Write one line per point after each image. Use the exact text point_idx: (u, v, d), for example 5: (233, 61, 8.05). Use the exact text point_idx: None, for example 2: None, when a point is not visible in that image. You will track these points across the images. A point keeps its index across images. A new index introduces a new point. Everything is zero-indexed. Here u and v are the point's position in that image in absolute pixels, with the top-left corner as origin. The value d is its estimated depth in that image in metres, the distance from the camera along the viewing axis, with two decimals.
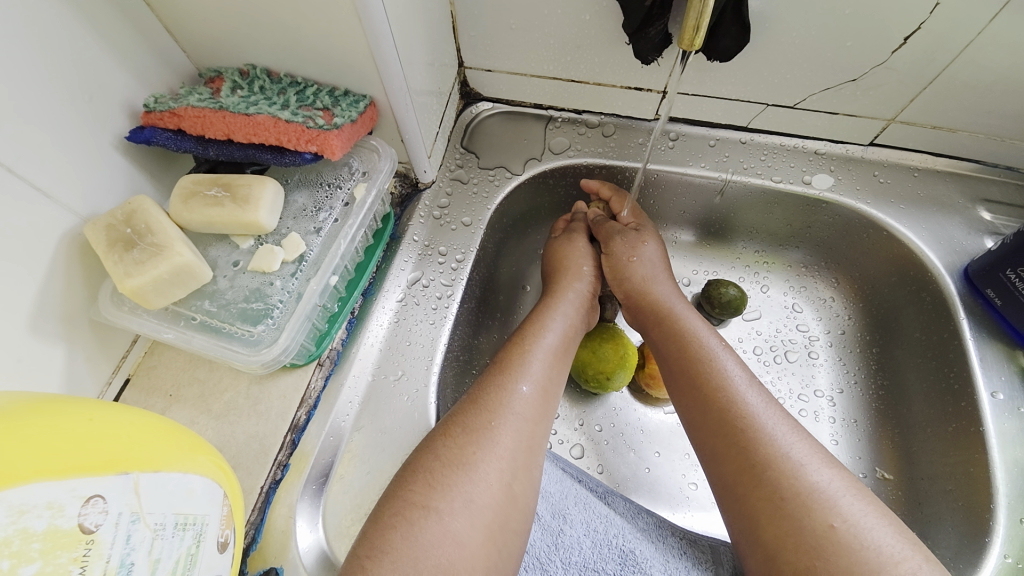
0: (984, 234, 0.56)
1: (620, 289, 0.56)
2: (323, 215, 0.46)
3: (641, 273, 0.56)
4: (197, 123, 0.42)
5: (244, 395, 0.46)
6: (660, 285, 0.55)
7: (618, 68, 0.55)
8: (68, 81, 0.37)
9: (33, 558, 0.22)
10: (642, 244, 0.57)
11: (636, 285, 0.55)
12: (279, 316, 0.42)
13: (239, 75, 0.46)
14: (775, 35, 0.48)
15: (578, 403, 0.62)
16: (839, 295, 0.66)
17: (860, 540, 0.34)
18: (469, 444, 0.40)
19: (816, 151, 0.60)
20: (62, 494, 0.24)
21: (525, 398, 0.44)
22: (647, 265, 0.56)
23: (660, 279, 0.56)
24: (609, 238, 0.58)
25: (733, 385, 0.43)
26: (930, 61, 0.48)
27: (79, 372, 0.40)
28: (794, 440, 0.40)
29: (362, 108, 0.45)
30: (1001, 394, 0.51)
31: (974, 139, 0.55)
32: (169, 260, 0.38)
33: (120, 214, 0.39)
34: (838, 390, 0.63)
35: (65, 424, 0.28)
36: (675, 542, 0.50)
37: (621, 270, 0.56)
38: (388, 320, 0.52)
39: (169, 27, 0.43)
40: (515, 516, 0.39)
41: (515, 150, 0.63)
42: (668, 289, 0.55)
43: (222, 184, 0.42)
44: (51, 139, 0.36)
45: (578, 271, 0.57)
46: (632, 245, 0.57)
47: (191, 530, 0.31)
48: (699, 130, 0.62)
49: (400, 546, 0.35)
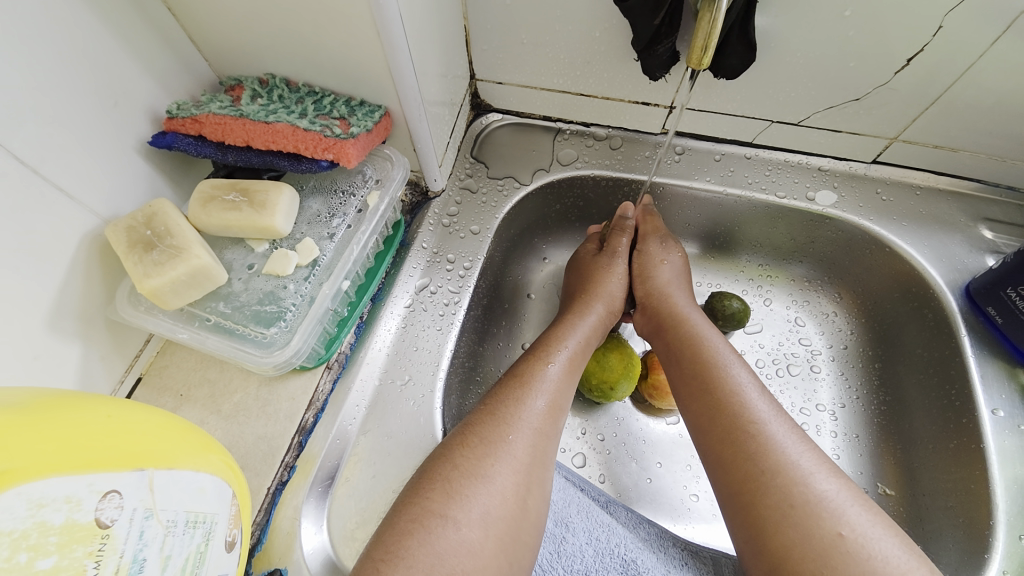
0: (985, 252, 0.57)
1: (643, 285, 0.58)
2: (337, 221, 0.47)
3: (666, 276, 0.58)
4: (218, 130, 0.43)
5: (254, 396, 0.46)
6: (676, 292, 0.56)
7: (627, 83, 0.56)
8: (95, 87, 0.38)
9: (50, 550, 0.23)
10: (674, 252, 0.60)
11: (658, 286, 0.57)
12: (292, 319, 0.43)
13: (258, 84, 0.47)
14: (781, 53, 0.49)
15: (582, 412, 0.62)
16: (842, 309, 0.67)
17: (868, 549, 0.35)
18: (486, 456, 0.40)
19: (820, 168, 0.61)
20: (80, 488, 0.25)
21: (539, 412, 0.44)
22: (672, 271, 0.58)
23: (679, 286, 0.57)
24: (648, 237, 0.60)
25: (744, 392, 0.44)
26: (932, 82, 0.49)
27: (94, 369, 0.41)
28: (803, 449, 0.40)
29: (378, 117, 0.46)
30: (1001, 411, 0.51)
31: (976, 158, 0.56)
32: (187, 262, 0.39)
33: (141, 217, 0.40)
34: (841, 404, 0.64)
35: (83, 420, 0.29)
36: (677, 552, 0.51)
37: (648, 269, 0.59)
38: (396, 326, 0.53)
39: (193, 37, 0.44)
40: (527, 528, 0.40)
41: (524, 161, 0.64)
42: (684, 297, 0.56)
43: (239, 190, 0.43)
44: (77, 142, 0.38)
45: (598, 276, 0.58)
46: (666, 250, 0.59)
47: (201, 528, 0.31)
48: (705, 145, 0.63)
49: (416, 553, 0.35)
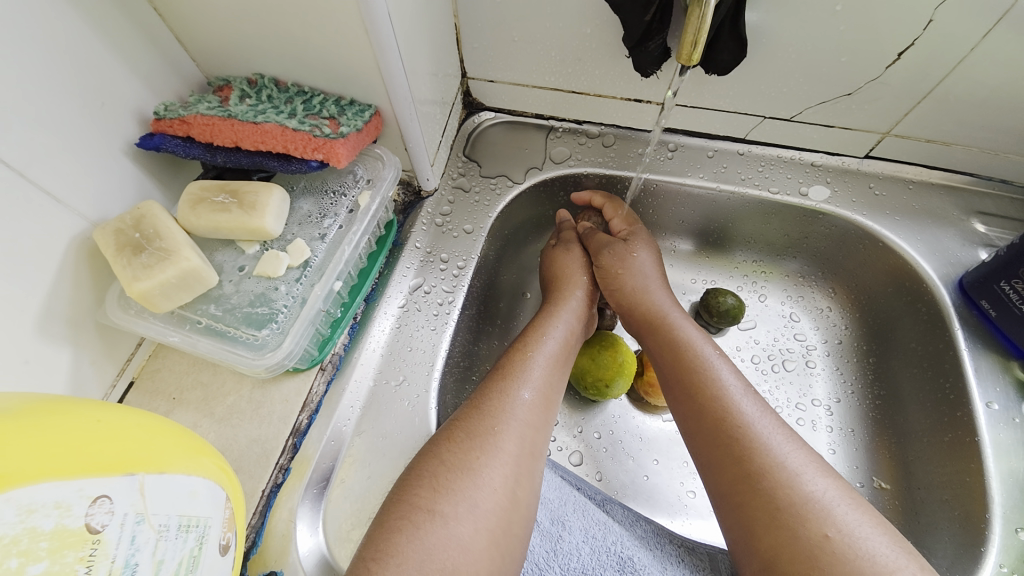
0: (978, 245, 0.57)
1: (614, 298, 0.57)
2: (328, 222, 0.47)
3: (633, 283, 0.56)
4: (206, 131, 0.43)
5: (247, 398, 0.46)
6: (653, 295, 0.55)
7: (618, 80, 0.56)
8: (81, 89, 0.38)
9: (41, 556, 0.22)
10: (631, 256, 0.58)
11: (627, 294, 0.56)
12: (283, 321, 0.42)
13: (247, 84, 0.47)
14: (772, 49, 0.49)
15: (578, 410, 0.62)
16: (836, 305, 0.67)
17: (854, 549, 0.35)
18: (472, 450, 0.40)
19: (813, 163, 0.61)
20: (70, 493, 0.25)
21: (525, 404, 0.44)
22: (638, 276, 0.56)
23: (653, 288, 0.56)
24: (599, 250, 0.58)
25: (729, 394, 0.44)
26: (924, 76, 0.49)
27: (84, 374, 0.41)
28: (790, 449, 0.40)
29: (368, 117, 0.46)
30: (995, 404, 0.51)
31: (968, 152, 0.56)
32: (177, 265, 0.39)
33: (129, 219, 0.40)
34: (835, 399, 0.64)
35: (72, 425, 0.29)
36: (674, 549, 0.51)
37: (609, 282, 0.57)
38: (390, 326, 0.53)
39: (180, 37, 0.44)
40: (518, 521, 0.40)
41: (517, 159, 0.63)
42: (666, 298, 0.55)
43: (229, 191, 0.43)
44: (64, 145, 0.37)
45: (576, 284, 0.57)
46: (622, 257, 0.57)
47: (194, 532, 0.31)
48: (698, 142, 0.63)
49: (406, 550, 0.35)
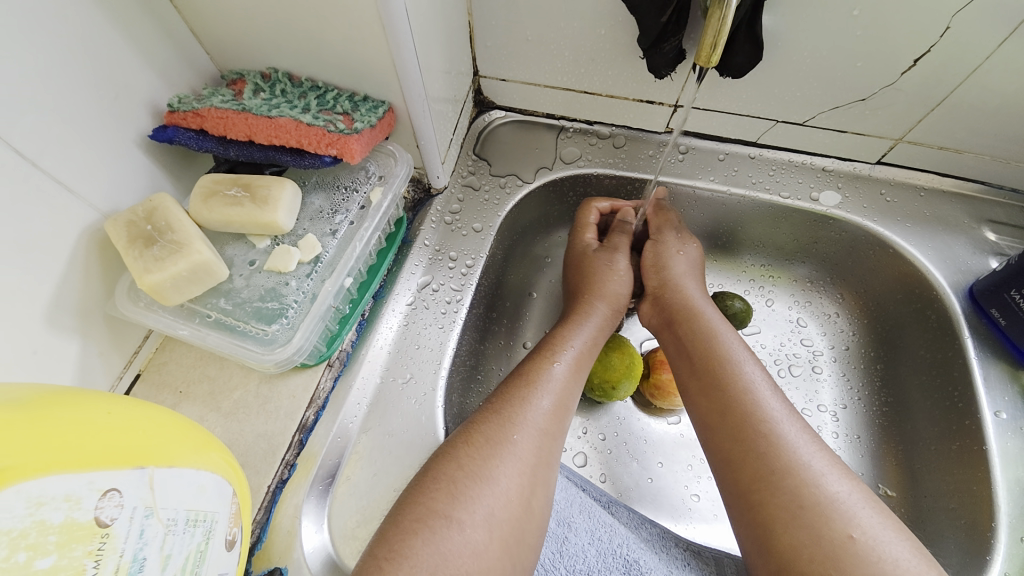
0: (989, 254, 0.57)
1: (655, 276, 0.57)
2: (339, 218, 0.47)
3: (681, 267, 0.56)
4: (219, 124, 0.43)
5: (254, 393, 0.46)
6: (685, 283, 0.55)
7: (631, 82, 0.56)
8: (95, 79, 0.38)
9: (49, 550, 0.22)
10: (690, 243, 0.59)
11: (672, 276, 0.56)
12: (294, 316, 0.42)
13: (261, 78, 0.46)
14: (787, 53, 0.49)
15: (583, 411, 0.62)
16: (844, 310, 0.67)
17: (878, 552, 0.35)
18: (491, 457, 0.40)
19: (824, 168, 0.61)
20: (80, 486, 0.24)
21: (544, 412, 0.44)
22: (687, 262, 0.57)
23: (689, 278, 0.56)
24: (665, 228, 0.59)
25: (756, 391, 0.44)
26: (938, 83, 0.49)
27: (92, 366, 0.41)
28: (813, 450, 0.40)
29: (381, 113, 0.46)
30: (1004, 413, 0.51)
31: (980, 160, 0.56)
32: (188, 258, 0.39)
33: (141, 211, 0.40)
34: (842, 405, 0.63)
35: (84, 417, 0.29)
36: (679, 552, 0.51)
37: (662, 259, 0.57)
38: (398, 323, 0.53)
39: (195, 29, 0.44)
40: (531, 530, 0.40)
41: (527, 159, 0.63)
42: (696, 289, 0.55)
43: (241, 185, 0.43)
44: (77, 134, 0.37)
45: (602, 287, 0.56)
46: (682, 242, 0.58)
47: (202, 527, 0.31)
48: (709, 145, 0.62)
49: (419, 551, 0.35)
